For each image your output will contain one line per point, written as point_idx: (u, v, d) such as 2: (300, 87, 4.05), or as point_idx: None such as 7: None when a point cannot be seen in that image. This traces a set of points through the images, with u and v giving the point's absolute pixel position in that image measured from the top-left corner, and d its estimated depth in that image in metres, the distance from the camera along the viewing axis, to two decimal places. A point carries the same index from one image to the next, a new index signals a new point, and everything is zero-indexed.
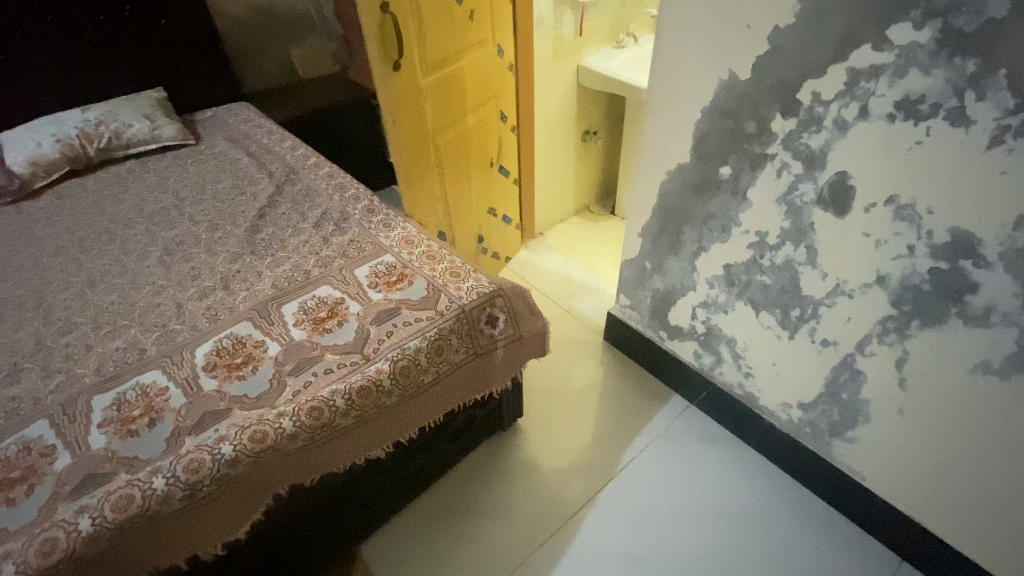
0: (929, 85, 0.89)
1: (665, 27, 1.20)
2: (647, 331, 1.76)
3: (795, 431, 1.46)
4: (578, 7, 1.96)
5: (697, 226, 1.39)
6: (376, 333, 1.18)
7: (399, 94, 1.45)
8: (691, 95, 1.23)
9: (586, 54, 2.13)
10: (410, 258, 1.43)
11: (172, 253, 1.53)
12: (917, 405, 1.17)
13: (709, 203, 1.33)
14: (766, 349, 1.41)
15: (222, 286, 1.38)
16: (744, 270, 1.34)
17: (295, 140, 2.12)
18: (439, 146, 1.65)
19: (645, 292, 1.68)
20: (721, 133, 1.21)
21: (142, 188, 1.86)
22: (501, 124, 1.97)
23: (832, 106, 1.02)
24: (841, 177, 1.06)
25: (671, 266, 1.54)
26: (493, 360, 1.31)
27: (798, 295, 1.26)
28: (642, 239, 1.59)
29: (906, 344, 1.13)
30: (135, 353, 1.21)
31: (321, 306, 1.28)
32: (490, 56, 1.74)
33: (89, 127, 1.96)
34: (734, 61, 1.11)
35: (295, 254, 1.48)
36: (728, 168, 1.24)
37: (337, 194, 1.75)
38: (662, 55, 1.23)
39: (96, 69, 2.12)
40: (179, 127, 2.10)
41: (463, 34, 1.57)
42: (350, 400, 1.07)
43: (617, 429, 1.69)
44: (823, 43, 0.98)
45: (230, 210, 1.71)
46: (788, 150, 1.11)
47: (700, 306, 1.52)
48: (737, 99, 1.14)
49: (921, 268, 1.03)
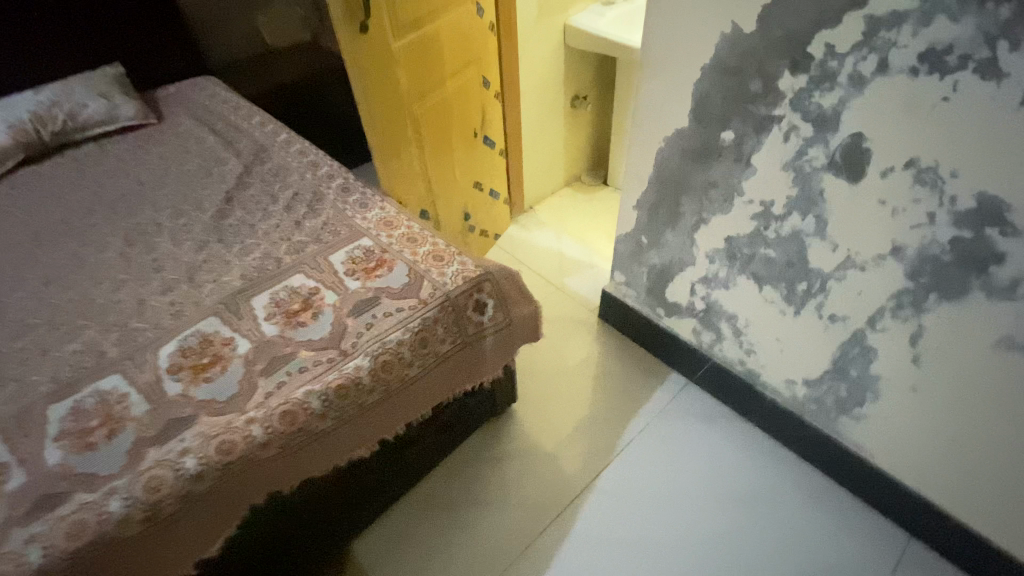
0: (958, 33, 0.79)
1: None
2: (643, 308, 1.68)
3: (800, 408, 1.41)
4: None
5: (696, 196, 1.30)
6: (353, 327, 1.09)
7: (371, 59, 1.31)
8: (689, 51, 1.11)
9: (572, 12, 1.99)
10: (390, 241, 1.33)
11: (134, 244, 1.42)
12: (931, 381, 1.11)
13: (709, 172, 1.23)
14: (770, 326, 1.34)
15: (187, 279, 1.28)
16: (746, 243, 1.25)
17: (264, 115, 1.98)
18: (417, 117, 1.53)
19: (642, 267, 1.59)
20: (723, 94, 1.10)
21: (101, 173, 1.73)
22: (484, 91, 1.83)
23: (847, 60, 0.91)
24: (855, 139, 0.97)
25: (668, 240, 1.45)
26: (482, 348, 1.23)
27: (805, 269, 1.18)
28: (638, 211, 1.49)
29: (921, 318, 1.05)
30: (95, 356, 1.12)
31: (294, 298, 1.18)
32: (469, 15, 1.60)
33: (38, 108, 1.81)
34: (738, 11, 1.00)
35: (266, 241, 1.38)
36: (730, 132, 1.14)
37: (310, 173, 1.63)
38: (656, 4, 1.11)
39: (44, 45, 1.95)
40: (138, 105, 1.95)
41: None
42: (327, 401, 0.99)
43: (615, 410, 1.63)
44: None
45: (195, 194, 1.59)
46: (797, 111, 1.01)
47: (700, 281, 1.44)
48: (741, 55, 1.03)
49: (941, 238, 0.95)
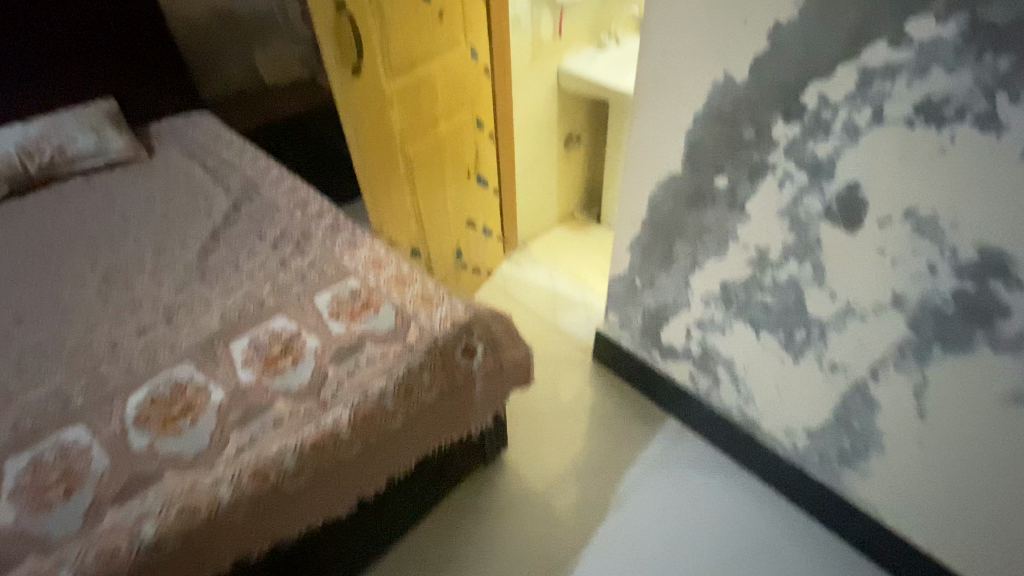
0: (954, 86, 0.79)
1: (650, 18, 1.07)
2: (639, 351, 1.64)
3: (801, 459, 1.35)
4: (556, 7, 1.88)
5: (690, 240, 1.28)
6: (335, 374, 1.04)
7: (365, 100, 1.30)
8: (682, 96, 1.10)
9: (565, 56, 2.04)
10: (377, 282, 1.29)
11: (112, 282, 1.37)
12: (938, 435, 1.06)
13: (703, 216, 1.21)
14: (768, 373, 1.29)
15: (164, 320, 1.23)
16: (742, 289, 1.23)
17: (257, 151, 1.97)
18: (409, 157, 1.51)
19: (636, 309, 1.56)
20: (715, 140, 1.09)
21: (85, 207, 1.69)
22: (477, 131, 1.84)
23: (841, 110, 0.91)
24: (851, 188, 0.95)
25: (663, 282, 1.42)
26: (471, 395, 1.18)
27: (803, 316, 1.15)
28: (631, 253, 1.47)
29: (926, 370, 1.02)
30: (60, 403, 1.06)
31: (274, 342, 1.13)
32: (463, 58, 1.62)
33: (27, 142, 1.79)
34: (730, 61, 1.00)
35: (249, 280, 1.33)
36: (724, 178, 1.12)
37: (299, 211, 1.61)
38: (648, 50, 1.11)
39: (39, 79, 1.96)
40: (129, 140, 1.94)
41: (433, 36, 1.44)
42: (302, 458, 0.92)
43: (611, 458, 1.56)
44: (830, 39, 0.87)
45: (180, 230, 1.56)
46: (791, 159, 1.00)
47: (696, 325, 1.40)
48: (733, 103, 1.03)
49: (943, 290, 0.92)
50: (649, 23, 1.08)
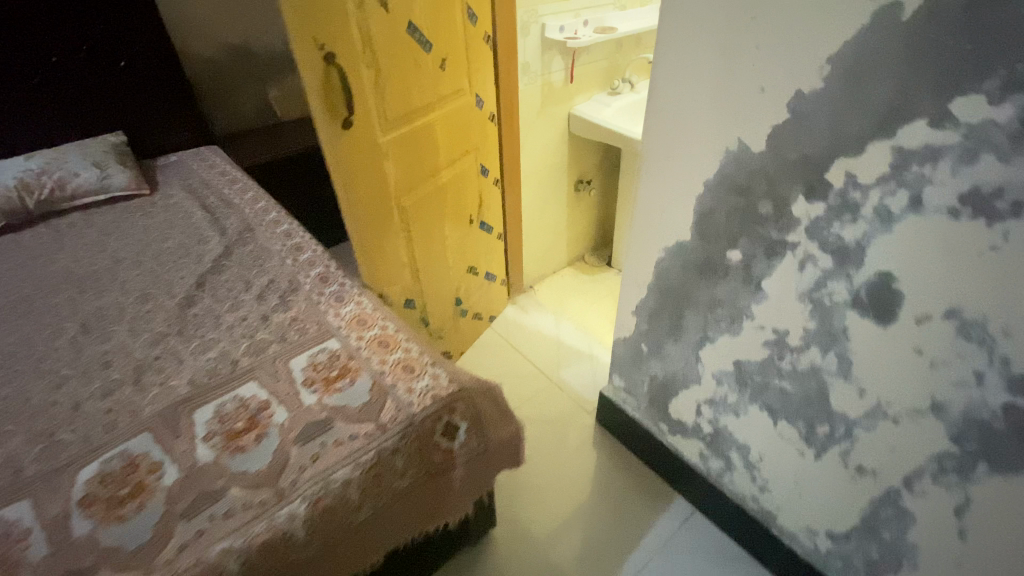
0: (1009, 175, 0.67)
1: (658, 79, 0.98)
2: (645, 420, 1.51)
3: (823, 563, 1.20)
4: (568, 53, 1.86)
5: (700, 312, 1.16)
6: (297, 458, 0.95)
7: (357, 153, 1.23)
8: (693, 163, 1.00)
9: (577, 101, 2.04)
10: (359, 344, 1.20)
11: (89, 331, 1.32)
12: (985, 564, 0.91)
13: (714, 289, 1.10)
14: (786, 465, 1.16)
15: (132, 380, 1.16)
16: (758, 371, 1.10)
17: (259, 190, 1.94)
18: (405, 207, 1.44)
19: (642, 376, 1.43)
20: (729, 211, 0.99)
21: (79, 246, 1.66)
22: (481, 178, 1.76)
23: (871, 192, 0.80)
24: (883, 279, 0.83)
25: (671, 352, 1.30)
26: (450, 479, 1.07)
27: (825, 409, 1.02)
28: (637, 317, 1.35)
29: (969, 489, 0.88)
30: (7, 473, 0.98)
31: (240, 414, 1.05)
32: (467, 106, 1.55)
33: (29, 176, 1.78)
34: (745, 129, 0.90)
35: (227, 336, 1.26)
36: (737, 252, 1.01)
37: (291, 258, 1.55)
38: (655, 113, 1.02)
39: (49, 114, 1.95)
40: (133, 176, 1.93)
41: (434, 85, 1.38)
42: (247, 562, 0.83)
43: (611, 542, 1.43)
44: (860, 113, 0.76)
45: (168, 276, 1.51)
46: (813, 240, 0.89)
47: (706, 403, 1.27)
48: (748, 174, 0.93)
49: (992, 402, 0.79)
50: (657, 84, 0.99)
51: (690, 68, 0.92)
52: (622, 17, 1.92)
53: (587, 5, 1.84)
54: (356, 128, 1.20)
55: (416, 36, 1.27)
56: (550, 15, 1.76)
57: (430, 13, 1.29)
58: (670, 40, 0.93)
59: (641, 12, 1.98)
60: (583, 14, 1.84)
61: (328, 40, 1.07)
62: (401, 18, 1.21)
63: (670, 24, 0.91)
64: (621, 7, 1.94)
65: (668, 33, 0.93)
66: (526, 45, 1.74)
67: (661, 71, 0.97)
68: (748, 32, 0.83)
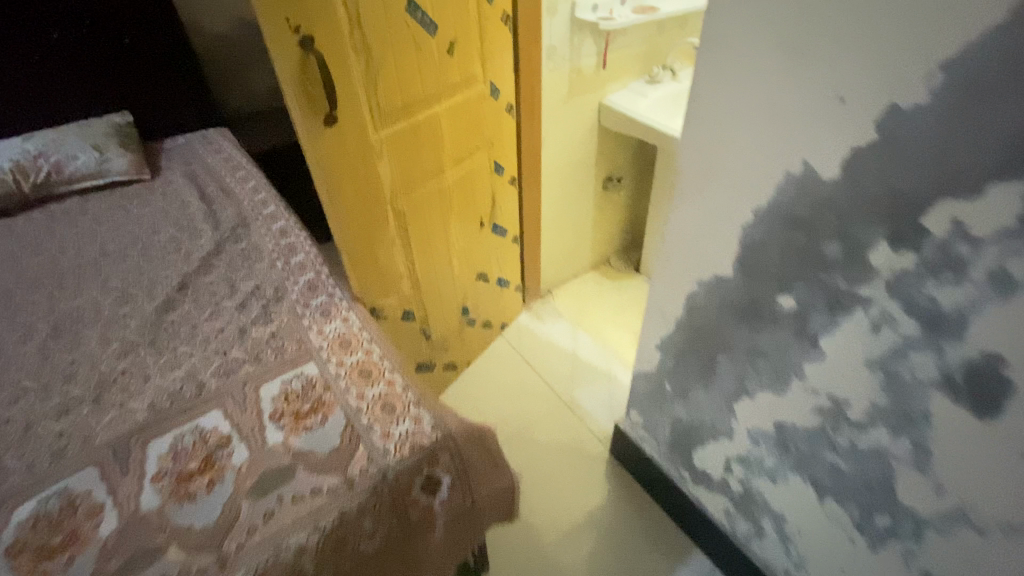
0: None
1: (702, 77, 0.77)
2: (664, 463, 1.33)
3: None
4: (601, 35, 1.64)
5: (737, 360, 0.96)
6: (248, 515, 0.82)
7: (343, 153, 1.07)
8: (741, 184, 0.80)
9: (610, 89, 1.83)
10: (338, 372, 1.05)
11: (60, 334, 1.23)
12: None
13: (756, 337, 0.90)
14: (829, 548, 0.97)
15: (92, 398, 1.06)
16: (804, 439, 0.91)
17: (260, 179, 1.81)
18: (403, 212, 1.28)
19: (663, 417, 1.25)
20: (783, 249, 0.78)
21: (69, 235, 1.58)
22: (495, 177, 1.58)
23: (986, 249, 0.58)
24: (990, 361, 0.63)
25: (698, 398, 1.11)
26: (430, 540, 0.93)
27: (889, 499, 0.82)
28: (661, 354, 1.16)
29: None
30: None
31: (196, 450, 0.93)
32: (480, 96, 1.37)
33: (26, 160, 1.72)
34: (813, 149, 0.69)
35: (199, 351, 1.14)
36: (791, 299, 0.81)
37: (281, 260, 1.42)
38: (696, 118, 0.81)
39: (51, 92, 1.88)
40: (134, 160, 1.83)
41: (439, 73, 1.20)
42: None
43: None
44: (983, 143, 0.55)
45: (151, 274, 1.40)
46: (896, 298, 0.68)
47: (737, 460, 1.09)
48: (812, 207, 0.72)
49: None
50: (699, 83, 0.78)
51: (744, 65, 0.71)
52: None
53: None
54: (342, 124, 1.04)
55: (417, 16, 1.09)
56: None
57: None
58: (720, 28, 0.72)
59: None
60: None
61: (303, 22, 0.90)
62: None
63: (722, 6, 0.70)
64: None
65: (717, 17, 0.71)
66: (553, 26, 1.54)
67: (706, 67, 0.76)
68: (829, 20, 0.61)
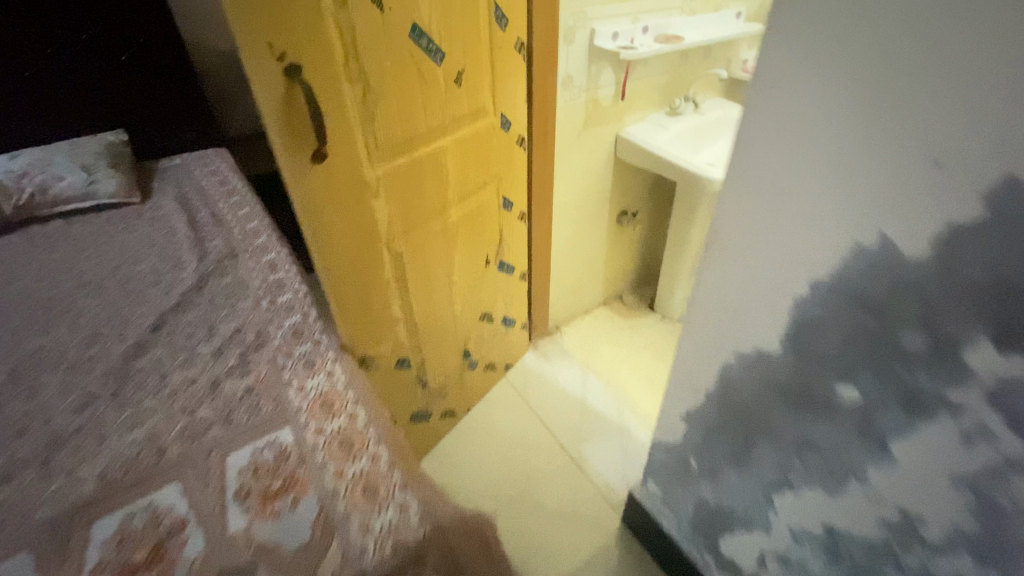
0: None
1: (752, 125, 0.65)
2: (685, 543, 1.18)
3: None
4: (621, 65, 1.54)
5: (780, 448, 0.83)
6: None
7: (335, 192, 0.96)
8: (796, 250, 0.67)
9: (628, 121, 1.73)
10: (316, 441, 0.92)
11: (18, 380, 1.11)
12: None
13: (807, 427, 0.77)
14: None
15: (38, 463, 0.93)
16: (861, 549, 0.77)
17: (255, 206, 1.71)
18: (401, 254, 1.15)
19: (687, 494, 1.11)
20: (849, 334, 0.65)
21: (47, 263, 1.48)
22: (504, 212, 1.47)
23: None
24: None
25: (730, 481, 0.97)
26: None
27: None
28: (687, 426, 1.02)
29: None
30: None
31: (146, 535, 0.80)
32: (489, 129, 1.26)
33: (9, 180, 1.63)
34: (895, 223, 0.56)
35: (164, 408, 1.02)
36: (853, 391, 0.68)
37: (268, 299, 1.30)
38: (743, 171, 0.69)
39: (45, 109, 1.80)
40: (124, 182, 1.74)
41: (444, 105, 1.09)
42: None
43: None
44: None
45: (126, 311, 1.29)
46: (998, 411, 0.55)
47: (774, 556, 0.94)
48: (890, 291, 0.59)
49: None
50: (749, 132, 0.66)
51: (809, 114, 0.59)
52: (689, 25, 1.61)
53: (649, 8, 1.52)
54: (334, 160, 0.93)
55: (422, 44, 0.98)
56: (604, 18, 1.45)
57: (442, 14, 0.99)
58: (778, 70, 0.60)
59: (714, 20, 1.67)
60: (643, 19, 1.52)
61: (291, 50, 0.79)
62: (402, 21, 0.92)
63: (782, 45, 0.58)
64: (689, 11, 1.62)
65: (776, 58, 0.59)
66: (570, 54, 1.43)
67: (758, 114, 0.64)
68: (926, 68, 0.49)
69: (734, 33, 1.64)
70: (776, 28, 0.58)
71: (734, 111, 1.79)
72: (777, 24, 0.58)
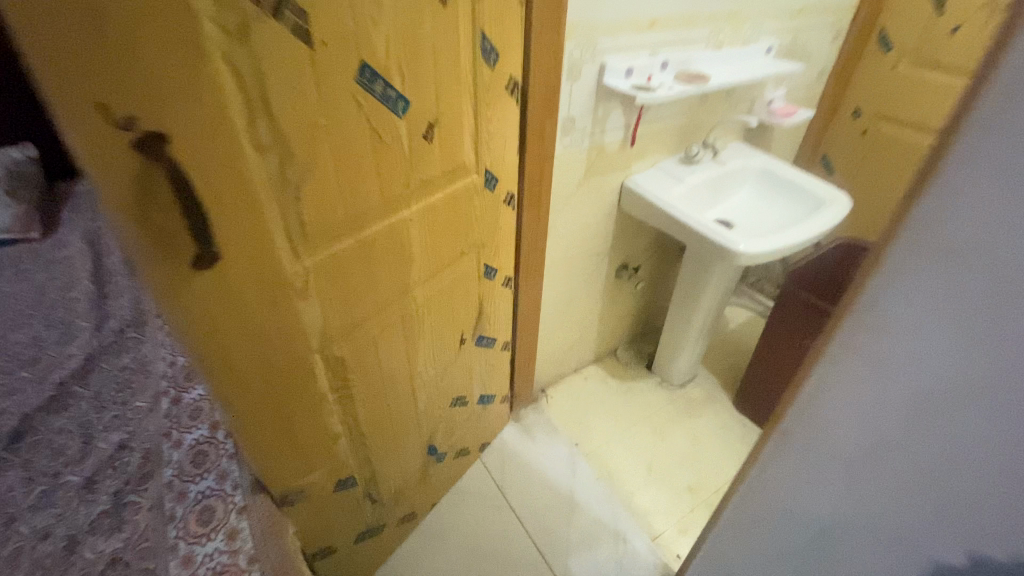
0: None
1: (889, 300, 0.47)
2: None
3: None
4: (634, 107, 1.29)
5: None
6: None
7: (232, 304, 0.64)
8: (945, 466, 0.49)
9: (636, 168, 1.48)
10: None
11: None
12: None
13: None
14: None
15: None
16: None
17: None
18: (342, 359, 0.86)
19: None
20: None
21: None
22: (485, 283, 1.19)
23: None
24: None
25: None
26: None
27: None
28: None
29: None
30: None
31: None
32: (470, 189, 0.98)
33: None
34: None
35: None
36: None
37: (168, 396, 0.98)
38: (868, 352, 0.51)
39: None
40: (20, 213, 1.42)
41: (409, 166, 0.81)
42: None
43: None
44: None
45: None
46: None
47: None
48: None
49: None
50: (880, 307, 0.48)
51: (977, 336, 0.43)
52: (714, 63, 1.37)
53: (672, 41, 1.26)
54: (228, 264, 0.61)
55: (377, 90, 0.70)
56: (619, 51, 1.18)
57: (407, 50, 0.71)
58: (949, 248, 0.42)
59: (741, 57, 1.43)
60: (664, 53, 1.27)
61: (147, 107, 0.48)
62: (345, 61, 0.64)
63: (959, 218, 0.41)
64: (716, 45, 1.37)
65: (945, 234, 0.42)
66: (575, 93, 1.17)
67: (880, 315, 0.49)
68: None
69: (766, 73, 1.41)
70: (949, 196, 0.41)
71: (756, 160, 1.58)
72: (948, 193, 0.41)
